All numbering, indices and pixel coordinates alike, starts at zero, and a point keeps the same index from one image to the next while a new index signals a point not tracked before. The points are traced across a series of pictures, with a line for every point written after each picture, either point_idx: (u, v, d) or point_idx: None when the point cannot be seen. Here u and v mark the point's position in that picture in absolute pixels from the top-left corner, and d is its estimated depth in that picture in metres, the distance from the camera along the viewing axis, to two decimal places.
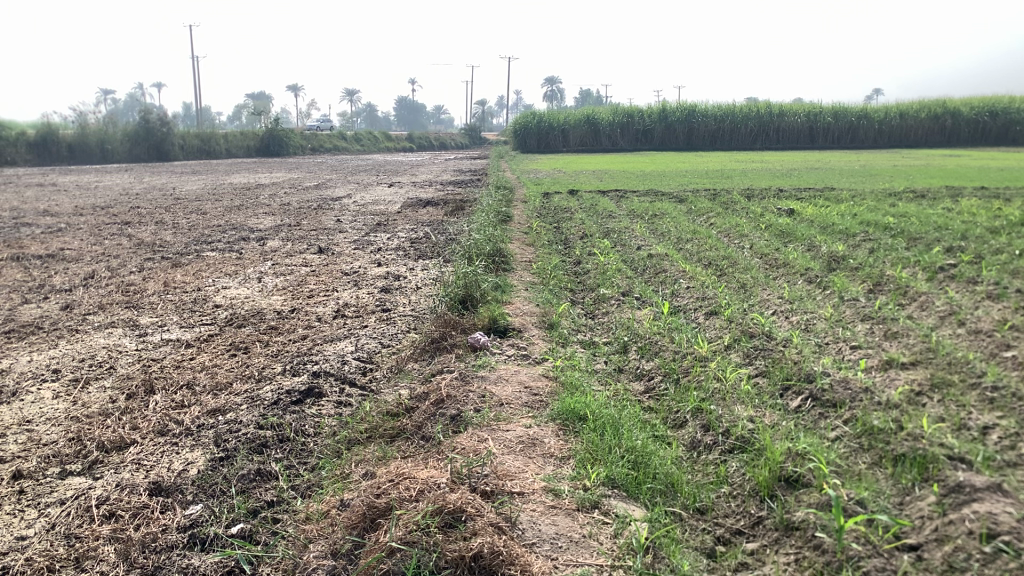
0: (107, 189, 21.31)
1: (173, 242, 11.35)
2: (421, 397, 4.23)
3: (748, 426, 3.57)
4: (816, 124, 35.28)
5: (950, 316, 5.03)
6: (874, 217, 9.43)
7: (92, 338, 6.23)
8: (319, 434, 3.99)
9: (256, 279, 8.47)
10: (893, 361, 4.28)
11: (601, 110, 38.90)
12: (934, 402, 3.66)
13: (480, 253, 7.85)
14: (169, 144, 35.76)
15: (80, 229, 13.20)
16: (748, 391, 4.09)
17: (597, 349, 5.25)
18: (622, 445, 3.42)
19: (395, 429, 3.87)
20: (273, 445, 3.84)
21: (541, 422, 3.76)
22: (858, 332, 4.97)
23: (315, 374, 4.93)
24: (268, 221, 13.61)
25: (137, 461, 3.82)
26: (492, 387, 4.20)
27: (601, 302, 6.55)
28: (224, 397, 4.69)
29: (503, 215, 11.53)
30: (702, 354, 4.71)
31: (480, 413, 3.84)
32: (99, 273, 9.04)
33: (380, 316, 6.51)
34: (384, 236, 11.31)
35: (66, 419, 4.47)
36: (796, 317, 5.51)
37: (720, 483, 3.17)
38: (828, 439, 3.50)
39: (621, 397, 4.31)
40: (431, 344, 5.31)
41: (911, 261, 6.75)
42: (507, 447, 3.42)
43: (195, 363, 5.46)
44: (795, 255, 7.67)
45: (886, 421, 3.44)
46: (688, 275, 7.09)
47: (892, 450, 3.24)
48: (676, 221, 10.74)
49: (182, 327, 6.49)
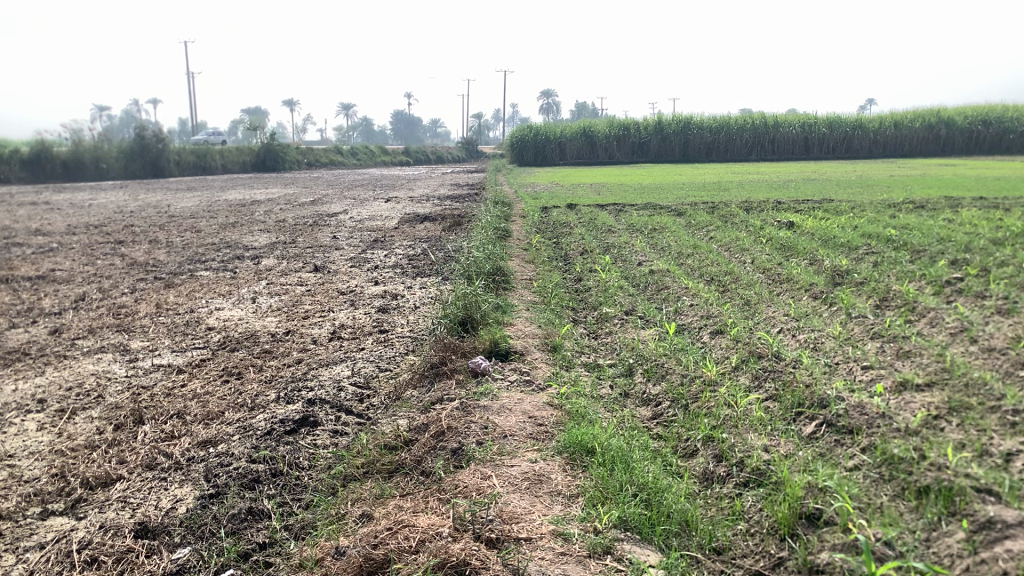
0: (101, 206, 21.22)
1: (166, 262, 11.19)
2: (422, 427, 4.06)
3: (762, 458, 3.41)
4: (811, 135, 35.20)
5: (961, 333, 4.87)
6: (876, 228, 9.30)
7: (81, 364, 6.07)
8: (314, 467, 3.83)
9: (250, 299, 8.31)
10: (907, 383, 4.12)
11: (597, 123, 38.86)
12: (953, 426, 3.50)
13: (479, 272, 7.70)
14: (164, 161, 35.70)
15: (72, 248, 13.05)
16: (761, 418, 3.93)
17: (602, 372, 5.09)
18: (633, 482, 3.26)
19: (393, 464, 3.69)
20: (266, 480, 3.70)
21: (547, 455, 3.60)
22: (869, 351, 4.82)
23: (310, 402, 4.77)
24: (263, 238, 13.47)
25: (123, 499, 3.66)
26: (494, 418, 4.02)
27: (604, 321, 6.40)
28: (216, 427, 4.53)
29: (502, 231, 11.38)
30: (710, 377, 4.55)
31: (483, 446, 3.68)
32: (90, 295, 8.88)
33: (378, 338, 6.36)
34: (382, 253, 11.17)
35: (50, 453, 4.32)
36: (804, 335, 5.35)
37: (736, 520, 3.02)
38: (847, 470, 3.34)
39: (627, 425, 4.15)
40: (431, 368, 5.14)
41: (916, 275, 6.61)
42: (513, 485, 3.25)
43: (187, 390, 5.30)
44: (798, 269, 7.53)
45: (907, 450, 3.27)
46: (691, 292, 6.94)
47: (915, 481, 3.08)
48: (676, 235, 10.61)
49: (174, 352, 6.33)
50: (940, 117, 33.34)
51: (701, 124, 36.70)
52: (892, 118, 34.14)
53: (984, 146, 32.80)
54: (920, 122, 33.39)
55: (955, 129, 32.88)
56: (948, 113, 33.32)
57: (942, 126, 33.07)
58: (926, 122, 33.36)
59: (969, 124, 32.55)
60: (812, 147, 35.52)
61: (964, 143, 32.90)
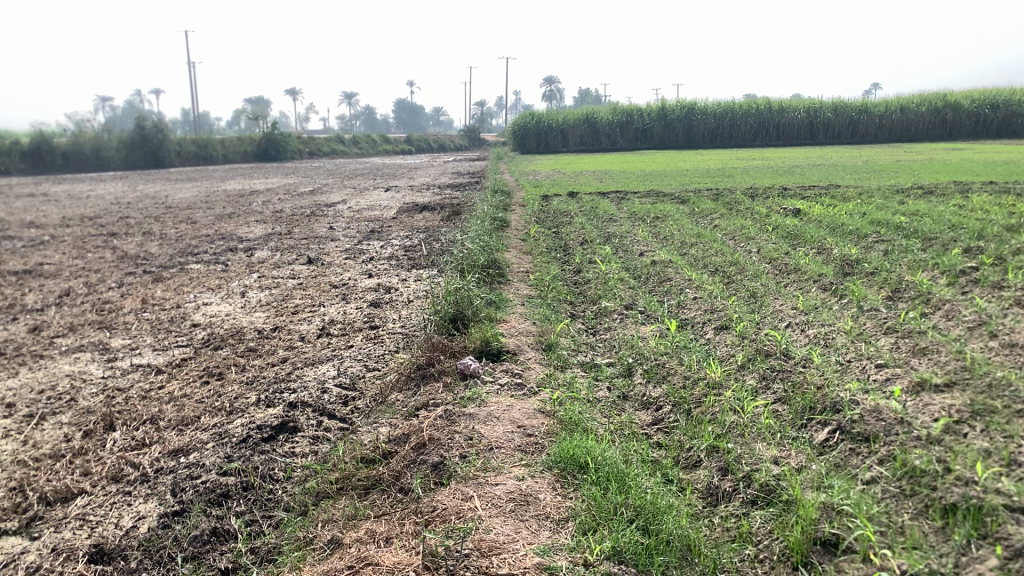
0: (99, 197, 20.99)
1: (158, 254, 10.94)
2: (402, 438, 3.79)
3: (771, 472, 3.15)
4: (816, 120, 34.77)
5: (979, 327, 4.57)
6: (885, 215, 8.99)
7: (56, 365, 5.81)
8: (289, 479, 3.57)
9: (240, 293, 8.05)
10: (925, 383, 3.82)
11: (600, 110, 38.49)
12: (977, 432, 3.20)
13: (473, 266, 7.42)
14: (165, 151, 35.34)
15: (64, 241, 12.77)
16: (769, 426, 3.65)
17: (600, 372, 4.82)
18: (629, 504, 2.98)
19: (370, 479, 3.42)
20: (235, 496, 3.44)
21: (536, 471, 3.32)
22: (883, 348, 4.52)
23: (290, 406, 4.49)
24: (258, 230, 13.18)
25: (81, 517, 3.41)
26: (480, 428, 3.75)
27: (603, 316, 6.13)
28: (190, 434, 4.27)
29: (499, 221, 11.08)
30: (714, 380, 4.27)
31: (466, 461, 3.40)
32: (76, 290, 8.62)
33: (368, 334, 6.10)
34: (378, 244, 10.91)
35: (12, 462, 4.06)
36: (814, 331, 5.07)
37: (742, 544, 2.77)
38: (863, 483, 3.07)
39: (625, 433, 3.87)
40: (418, 370, 4.86)
41: (929, 264, 6.30)
42: (496, 507, 2.98)
43: (163, 393, 5.03)
44: (806, 259, 7.24)
45: (930, 461, 2.98)
46: (695, 284, 6.66)
47: (940, 498, 2.79)
48: (679, 223, 10.34)
49: (155, 350, 6.08)
50: (946, 100, 32.68)
51: (706, 110, 36.29)
52: (897, 102, 33.52)
53: (991, 130, 32.16)
54: (926, 107, 32.79)
55: (962, 113, 32.20)
56: (954, 98, 32.56)
57: (948, 111, 32.42)
58: (932, 107, 32.75)
59: (977, 107, 31.84)
60: (817, 132, 35.11)
61: (972, 127, 32.25)
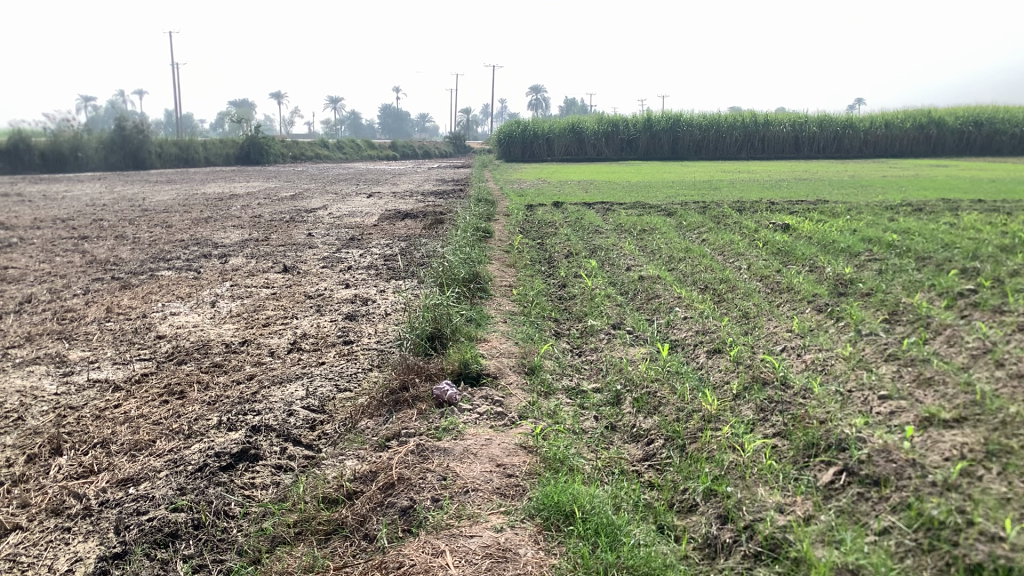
0: (74, 199, 20.54)
1: (128, 259, 10.56)
2: (370, 474, 3.48)
3: (776, 525, 2.90)
4: (801, 134, 34.55)
5: (984, 354, 4.28)
6: (876, 232, 8.76)
7: (8, 378, 5.46)
8: (246, 517, 3.25)
9: (210, 303, 7.71)
10: (932, 419, 3.50)
11: (586, 119, 38.35)
12: (993, 475, 2.88)
13: (454, 280, 7.11)
14: (145, 151, 34.70)
15: (31, 243, 12.35)
16: (771, 467, 3.36)
17: (586, 399, 4.53)
18: (620, 563, 2.70)
19: (332, 523, 3.11)
20: (185, 536, 3.12)
21: (515, 520, 3.02)
22: (884, 377, 4.23)
23: (253, 431, 4.17)
24: (234, 235, 12.80)
25: (11, 558, 3.07)
26: (455, 466, 3.44)
27: (588, 336, 5.84)
28: (143, 460, 3.93)
29: (482, 231, 10.78)
30: (710, 412, 3.99)
31: (439, 507, 3.11)
32: (39, 296, 8.24)
33: (341, 351, 5.77)
34: (357, 253, 10.59)
35: None
36: (812, 356, 4.80)
37: None
38: (875, 534, 2.78)
39: (614, 473, 3.59)
40: (391, 395, 4.54)
41: (926, 285, 6.03)
42: (470, 565, 2.69)
43: (119, 412, 4.69)
44: (798, 277, 6.99)
45: (950, 512, 2.68)
46: (685, 302, 6.39)
47: (963, 556, 2.50)
48: (666, 237, 10.09)
49: (115, 363, 5.73)
50: (931, 117, 32.94)
51: (692, 121, 36.20)
52: (882, 118, 33.76)
53: (975, 147, 32.36)
54: (911, 123, 33.01)
55: (947, 130, 32.45)
56: (938, 115, 32.93)
57: (933, 126, 32.68)
58: (916, 123, 32.95)
59: (961, 124, 32.15)
60: (802, 146, 34.74)
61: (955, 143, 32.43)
